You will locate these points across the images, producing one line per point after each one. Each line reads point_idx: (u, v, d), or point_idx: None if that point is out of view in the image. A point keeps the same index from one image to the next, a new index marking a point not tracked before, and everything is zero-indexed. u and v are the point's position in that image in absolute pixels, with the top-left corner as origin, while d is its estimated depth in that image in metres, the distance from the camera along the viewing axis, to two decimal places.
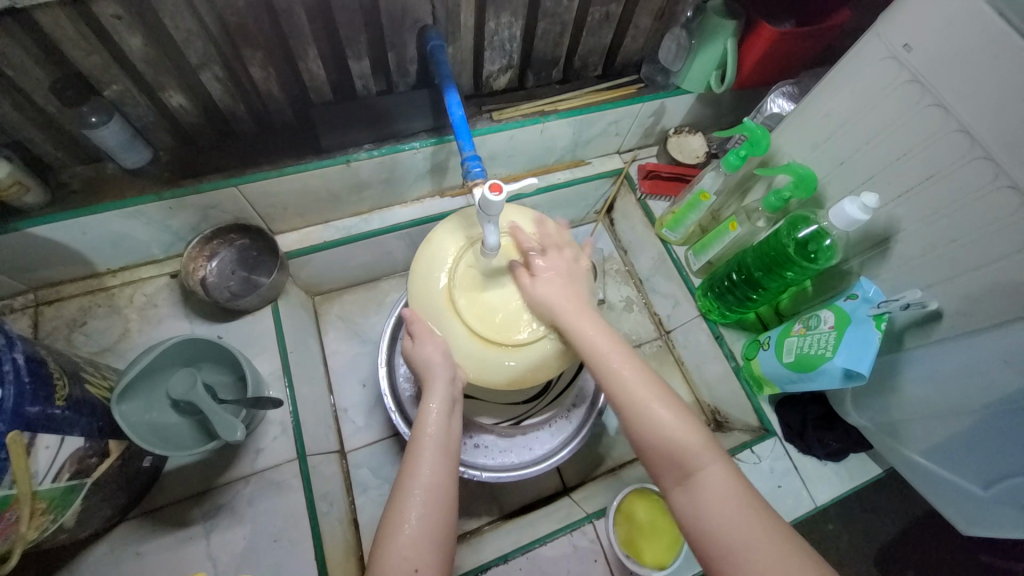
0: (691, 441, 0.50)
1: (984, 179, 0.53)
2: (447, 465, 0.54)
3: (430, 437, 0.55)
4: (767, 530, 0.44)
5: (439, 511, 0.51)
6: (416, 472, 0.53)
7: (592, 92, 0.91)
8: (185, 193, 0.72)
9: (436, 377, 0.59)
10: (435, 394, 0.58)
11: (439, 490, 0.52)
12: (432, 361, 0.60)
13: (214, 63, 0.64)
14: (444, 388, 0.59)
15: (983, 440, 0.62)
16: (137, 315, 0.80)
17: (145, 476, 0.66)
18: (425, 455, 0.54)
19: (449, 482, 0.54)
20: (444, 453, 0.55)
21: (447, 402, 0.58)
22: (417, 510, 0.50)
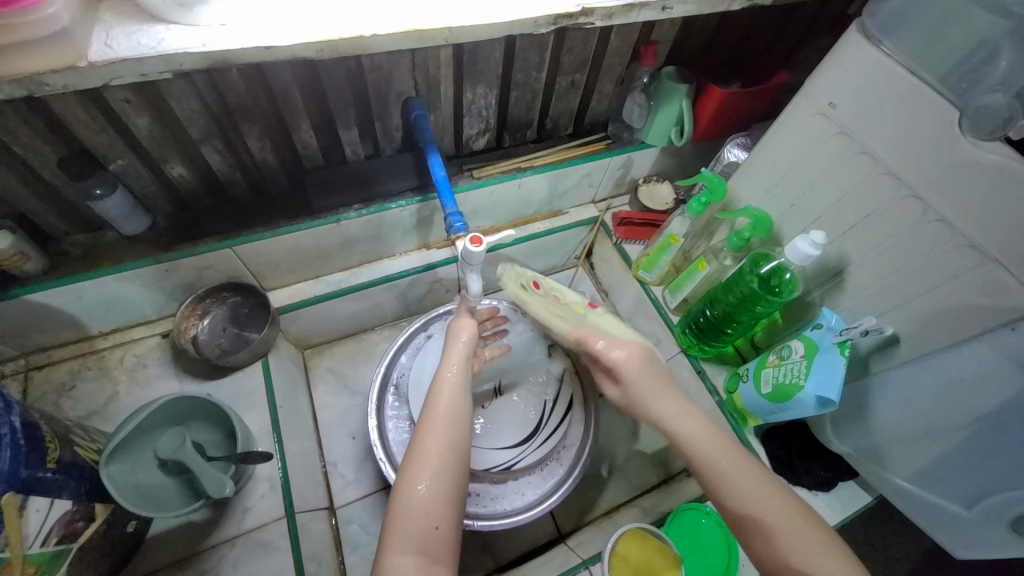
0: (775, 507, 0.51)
1: (916, 214, 0.59)
2: (462, 426, 0.57)
3: (447, 402, 0.58)
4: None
5: (450, 466, 0.53)
6: (432, 439, 0.55)
7: (565, 149, 0.99)
8: (181, 256, 0.75)
9: (455, 354, 0.66)
10: (453, 365, 0.63)
11: (454, 450, 0.55)
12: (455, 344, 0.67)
13: (215, 137, 0.70)
14: (462, 363, 0.65)
15: (958, 458, 0.65)
16: (127, 377, 0.80)
17: (128, 542, 0.65)
18: (441, 418, 0.57)
19: (463, 453, 0.55)
20: (459, 423, 0.57)
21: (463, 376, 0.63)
22: (432, 464, 0.52)
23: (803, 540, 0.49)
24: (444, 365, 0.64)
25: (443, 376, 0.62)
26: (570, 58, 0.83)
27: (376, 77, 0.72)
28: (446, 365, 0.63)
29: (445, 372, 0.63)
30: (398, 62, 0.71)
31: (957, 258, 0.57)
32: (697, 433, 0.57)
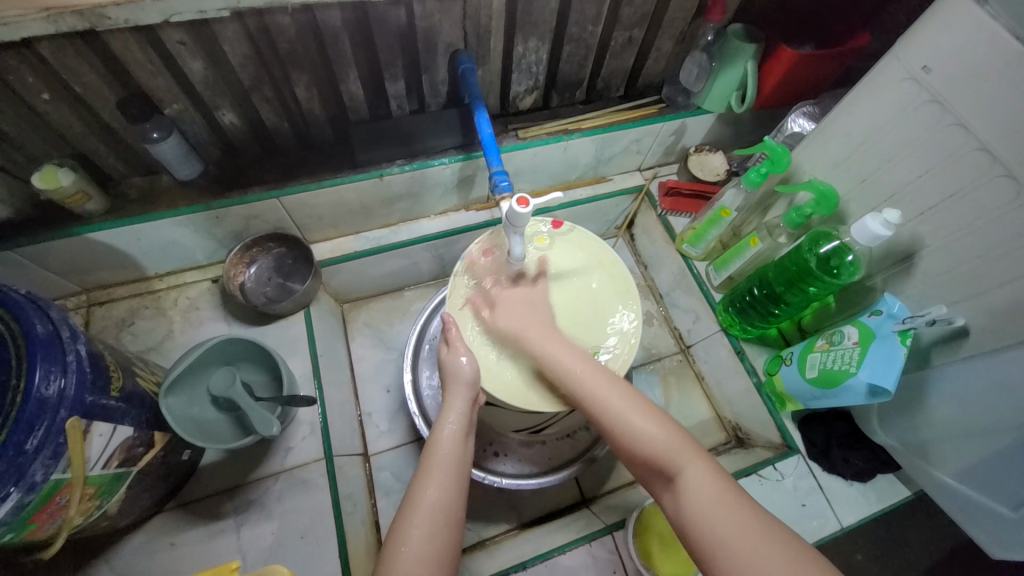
0: (666, 442, 0.53)
1: (1007, 196, 0.54)
2: (457, 483, 0.57)
3: (443, 455, 0.59)
4: (726, 506, 0.47)
5: (442, 524, 0.54)
6: (424, 492, 0.56)
7: (615, 112, 0.94)
8: (230, 204, 0.77)
9: (456, 400, 0.63)
10: (452, 411, 0.63)
11: (445, 508, 0.55)
12: (460, 371, 0.65)
13: (264, 85, 0.70)
14: (463, 406, 0.63)
15: (1016, 460, 0.61)
16: (180, 318, 0.84)
17: (183, 469, 0.70)
18: (436, 473, 0.57)
19: (456, 506, 0.56)
20: (454, 475, 0.58)
21: (464, 423, 0.62)
22: (423, 527, 0.53)
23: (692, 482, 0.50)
24: (443, 416, 0.62)
25: (441, 426, 0.61)
26: (629, 11, 0.77)
27: (425, 26, 0.69)
28: (446, 411, 0.63)
29: (443, 423, 0.62)
30: (449, 12, 0.68)
31: None
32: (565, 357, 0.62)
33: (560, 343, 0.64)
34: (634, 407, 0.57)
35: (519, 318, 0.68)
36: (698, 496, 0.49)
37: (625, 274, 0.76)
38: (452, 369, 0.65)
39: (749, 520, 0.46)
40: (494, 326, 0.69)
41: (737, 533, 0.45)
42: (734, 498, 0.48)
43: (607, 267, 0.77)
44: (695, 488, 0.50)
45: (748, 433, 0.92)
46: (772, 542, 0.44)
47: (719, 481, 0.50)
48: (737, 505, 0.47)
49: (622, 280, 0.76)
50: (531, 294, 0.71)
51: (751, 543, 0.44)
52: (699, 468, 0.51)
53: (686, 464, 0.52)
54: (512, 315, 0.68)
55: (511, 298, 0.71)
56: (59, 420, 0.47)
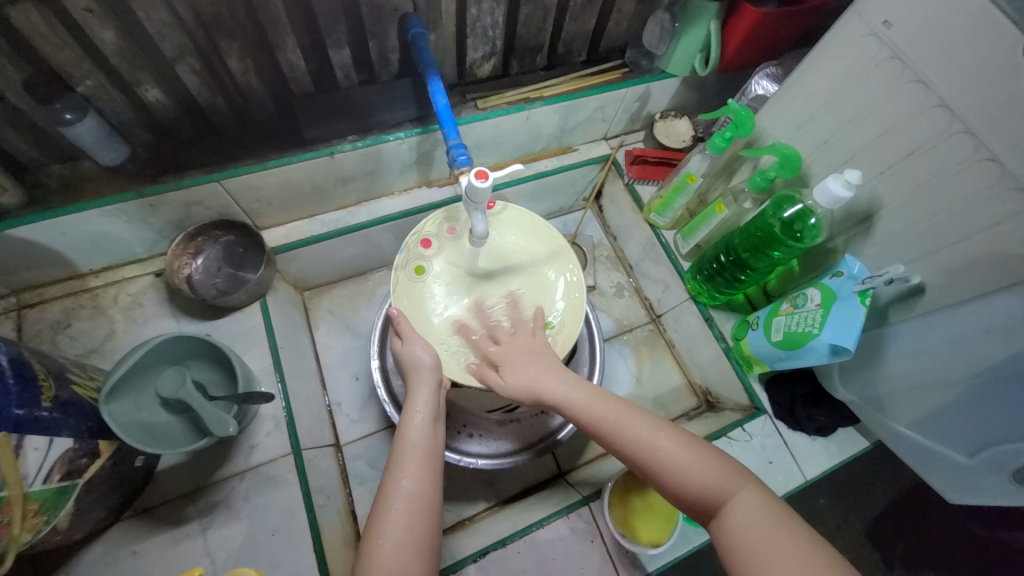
0: (714, 473, 0.49)
1: (964, 153, 0.54)
2: (431, 472, 0.57)
3: (413, 446, 0.58)
4: (791, 537, 0.42)
5: (421, 513, 0.53)
6: (396, 485, 0.55)
7: (577, 78, 0.90)
8: (165, 190, 0.70)
9: (420, 387, 0.62)
10: (417, 400, 0.61)
11: (421, 498, 0.54)
12: (420, 357, 0.63)
13: (190, 55, 0.63)
14: (429, 394, 0.62)
15: (968, 409, 0.64)
16: (123, 316, 0.78)
17: (139, 475, 0.66)
18: (408, 464, 0.56)
19: (432, 491, 0.56)
20: (426, 463, 0.57)
21: (432, 410, 0.61)
22: (400, 520, 0.52)
23: (750, 519, 0.44)
24: (409, 406, 0.61)
25: (409, 416, 0.60)
26: None
27: None
28: (411, 400, 0.61)
29: (410, 412, 0.61)
30: None
31: (999, 203, 0.52)
32: (590, 401, 0.56)
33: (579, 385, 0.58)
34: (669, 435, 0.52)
35: (530, 371, 0.61)
36: (746, 529, 0.44)
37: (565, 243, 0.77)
38: (410, 360, 0.64)
39: (797, 545, 0.42)
40: (506, 391, 0.61)
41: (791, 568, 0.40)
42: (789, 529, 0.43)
43: (543, 236, 0.77)
44: (742, 521, 0.45)
45: (718, 397, 0.94)
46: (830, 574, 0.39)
47: (769, 506, 0.45)
48: (785, 533, 0.43)
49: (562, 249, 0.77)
50: (534, 342, 0.65)
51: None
52: (745, 497, 0.46)
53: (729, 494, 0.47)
54: (515, 375, 0.61)
55: (514, 350, 0.65)
56: None
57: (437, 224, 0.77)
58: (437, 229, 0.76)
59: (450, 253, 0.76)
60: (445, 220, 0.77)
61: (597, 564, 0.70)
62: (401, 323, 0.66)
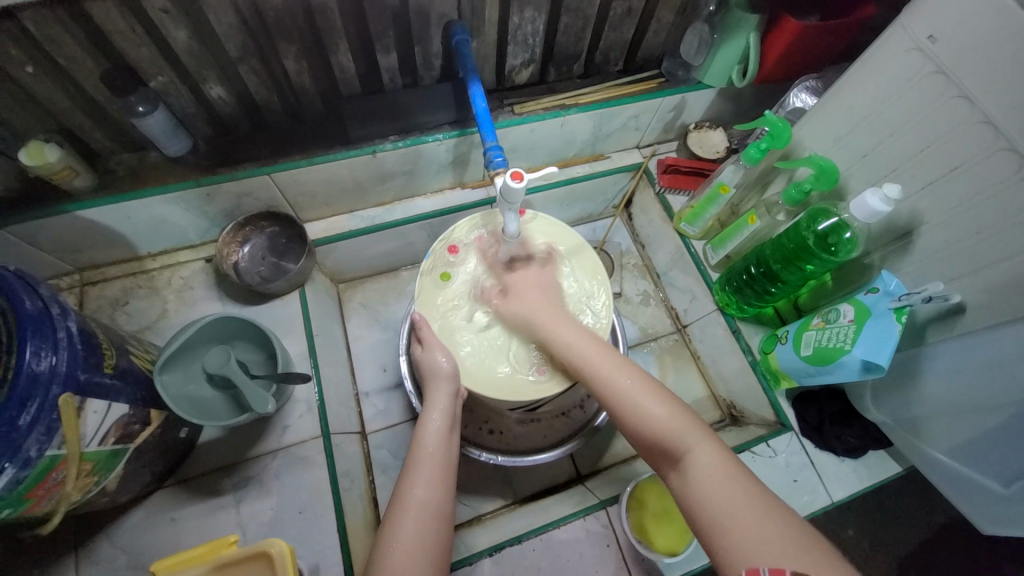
0: (679, 427, 0.55)
1: (1010, 171, 0.53)
2: (442, 479, 0.60)
3: (429, 453, 0.62)
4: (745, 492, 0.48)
5: (430, 517, 0.56)
6: (410, 489, 0.58)
7: (613, 87, 0.92)
8: (221, 180, 0.76)
9: (438, 395, 0.66)
10: (434, 407, 0.66)
11: (433, 505, 0.58)
12: (438, 367, 0.67)
13: (252, 57, 0.68)
14: (445, 402, 0.66)
15: (1008, 436, 0.62)
16: (175, 297, 0.84)
17: (181, 446, 0.70)
18: (422, 470, 0.60)
19: (441, 499, 0.59)
20: (439, 470, 0.61)
21: (448, 418, 0.65)
22: (413, 523, 0.55)
23: (706, 480, 0.50)
24: (427, 412, 0.65)
25: (425, 421, 0.65)
26: None
27: None
28: (428, 407, 0.66)
29: (426, 418, 0.65)
30: None
31: None
32: (582, 352, 0.63)
33: (571, 326, 0.66)
34: (645, 394, 0.58)
35: (534, 303, 0.70)
36: (703, 476, 0.50)
37: (597, 258, 0.77)
38: (430, 365, 0.68)
39: (748, 499, 0.47)
40: (508, 314, 0.71)
41: (734, 511, 0.46)
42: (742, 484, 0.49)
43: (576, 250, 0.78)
44: (698, 469, 0.51)
45: (742, 411, 0.92)
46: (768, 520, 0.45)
47: (722, 459, 0.51)
48: (740, 489, 0.48)
49: (594, 265, 0.77)
50: (545, 278, 0.73)
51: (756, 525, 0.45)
52: (703, 450, 0.52)
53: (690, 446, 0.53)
54: (523, 291, 0.71)
55: (527, 281, 0.73)
56: (50, 396, 0.47)
57: (466, 232, 0.79)
58: (466, 236, 0.79)
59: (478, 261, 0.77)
60: (476, 227, 0.79)
61: (612, 568, 0.70)
62: (422, 329, 0.70)
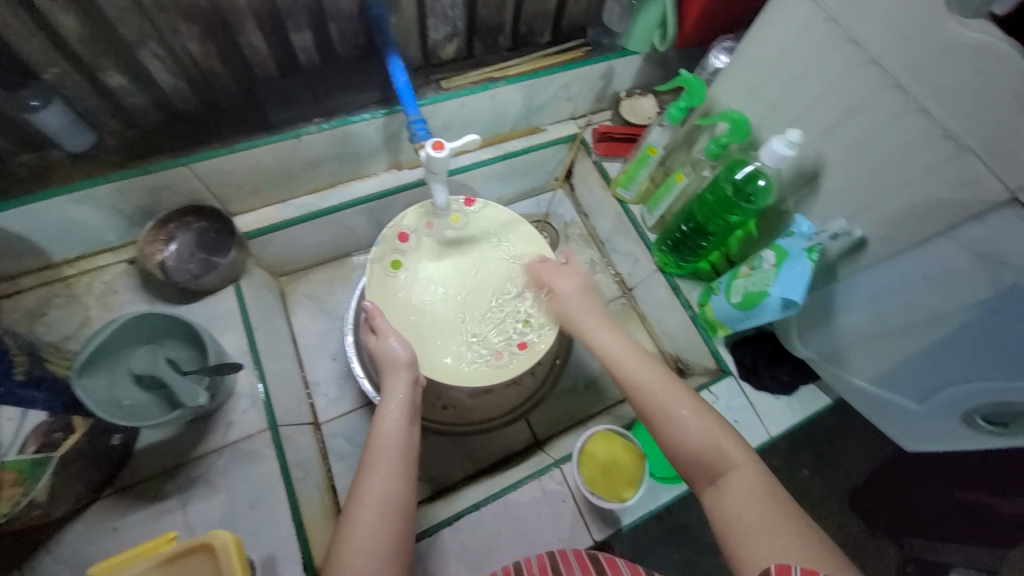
0: (714, 443, 0.53)
1: (896, 107, 0.56)
2: (404, 475, 0.57)
3: (387, 442, 0.59)
4: (777, 514, 0.46)
5: (391, 514, 0.53)
6: (368, 485, 0.55)
7: (540, 57, 0.93)
8: (134, 174, 0.72)
9: (397, 386, 0.65)
10: (394, 396, 0.64)
11: (392, 500, 0.55)
12: (395, 353, 0.68)
13: (152, 40, 0.64)
14: (405, 390, 0.66)
15: (918, 356, 0.67)
16: (97, 303, 0.79)
17: (117, 454, 0.67)
18: (383, 465, 0.57)
19: (404, 493, 0.56)
20: (401, 465, 0.58)
21: (407, 407, 0.63)
22: (370, 517, 0.52)
23: (744, 501, 0.48)
24: (386, 403, 0.64)
25: (383, 409, 0.63)
26: None
27: None
28: (388, 395, 0.64)
29: (386, 406, 0.63)
30: None
31: (930, 152, 0.55)
32: (622, 358, 0.63)
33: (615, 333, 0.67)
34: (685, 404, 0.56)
35: (577, 301, 0.73)
36: (736, 492, 0.49)
37: (531, 231, 0.85)
38: (386, 355, 0.69)
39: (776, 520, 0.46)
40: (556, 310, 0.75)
41: (770, 530, 0.45)
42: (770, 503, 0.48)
43: (515, 234, 0.84)
44: (735, 487, 0.50)
45: (688, 363, 0.96)
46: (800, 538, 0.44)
47: (762, 484, 0.50)
48: (773, 508, 0.47)
49: (528, 238, 0.84)
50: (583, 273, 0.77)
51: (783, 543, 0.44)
52: (744, 471, 0.51)
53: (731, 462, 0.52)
54: (571, 296, 0.74)
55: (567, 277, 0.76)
56: None
57: (415, 219, 0.82)
58: (415, 224, 0.83)
59: (427, 251, 0.82)
60: (424, 214, 0.83)
61: (569, 522, 0.72)
62: (375, 319, 0.71)
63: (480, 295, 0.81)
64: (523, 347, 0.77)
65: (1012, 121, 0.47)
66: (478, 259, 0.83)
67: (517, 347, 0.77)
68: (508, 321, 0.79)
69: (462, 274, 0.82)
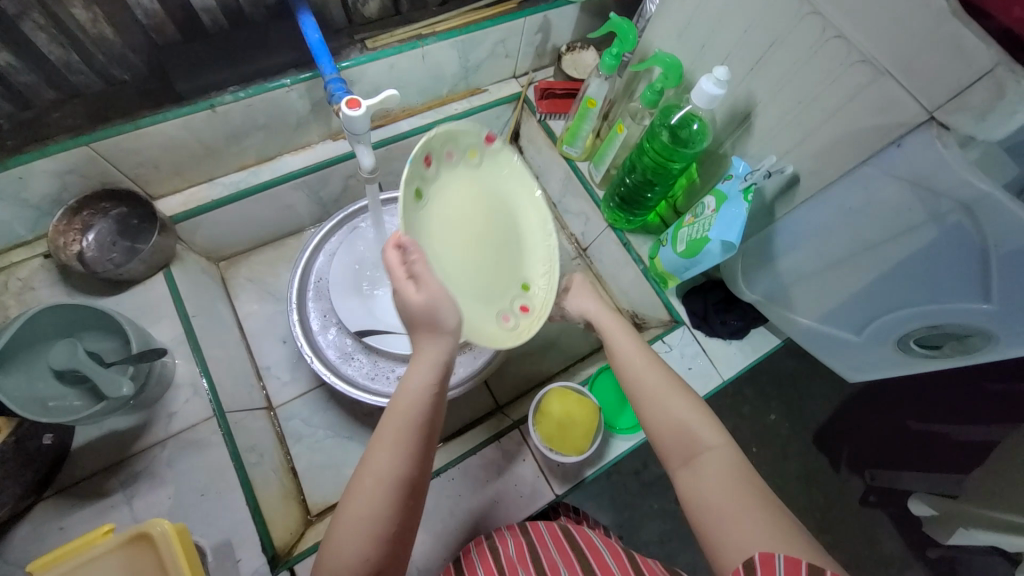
0: (705, 432, 0.51)
1: (815, 35, 0.55)
2: (420, 454, 0.48)
3: (406, 419, 0.49)
4: (754, 507, 0.44)
5: (399, 500, 0.46)
6: (375, 465, 0.47)
7: (469, 12, 0.88)
8: (30, 159, 0.66)
9: (427, 350, 0.52)
10: (420, 361, 0.52)
11: (403, 484, 0.47)
12: (430, 303, 0.51)
13: (31, 9, 0.58)
14: (435, 355, 0.53)
15: (854, 288, 0.68)
16: (14, 301, 0.74)
17: (51, 455, 0.64)
18: (397, 443, 0.47)
19: (415, 477, 0.48)
20: (417, 445, 0.48)
21: (436, 376, 0.51)
22: (377, 504, 0.45)
23: (723, 487, 0.46)
24: (411, 370, 0.52)
25: (408, 377, 0.51)
26: None
27: None
28: (415, 359, 0.52)
29: (410, 374, 0.52)
30: None
31: (853, 77, 0.54)
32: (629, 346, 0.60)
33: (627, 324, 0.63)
34: (673, 389, 0.55)
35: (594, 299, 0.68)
36: (716, 479, 0.47)
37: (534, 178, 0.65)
38: (415, 309, 0.52)
39: (750, 514, 0.44)
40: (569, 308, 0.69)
41: (744, 519, 0.44)
42: (750, 497, 0.45)
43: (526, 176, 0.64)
44: (711, 474, 0.48)
45: (643, 318, 0.97)
46: (780, 531, 0.42)
47: (740, 473, 0.47)
48: (753, 497, 0.45)
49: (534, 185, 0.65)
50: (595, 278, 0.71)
51: (760, 536, 0.42)
52: (727, 457, 0.49)
53: (708, 444, 0.50)
54: (588, 296, 0.68)
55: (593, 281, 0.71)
56: None
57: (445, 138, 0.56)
58: (438, 141, 0.55)
59: (442, 176, 0.57)
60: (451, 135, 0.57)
61: (530, 479, 0.73)
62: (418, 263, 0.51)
63: (496, 243, 0.62)
64: (526, 310, 0.62)
65: (925, 37, 0.47)
66: (496, 199, 0.62)
67: (522, 308, 0.61)
68: (509, 277, 0.62)
69: (472, 214, 0.60)
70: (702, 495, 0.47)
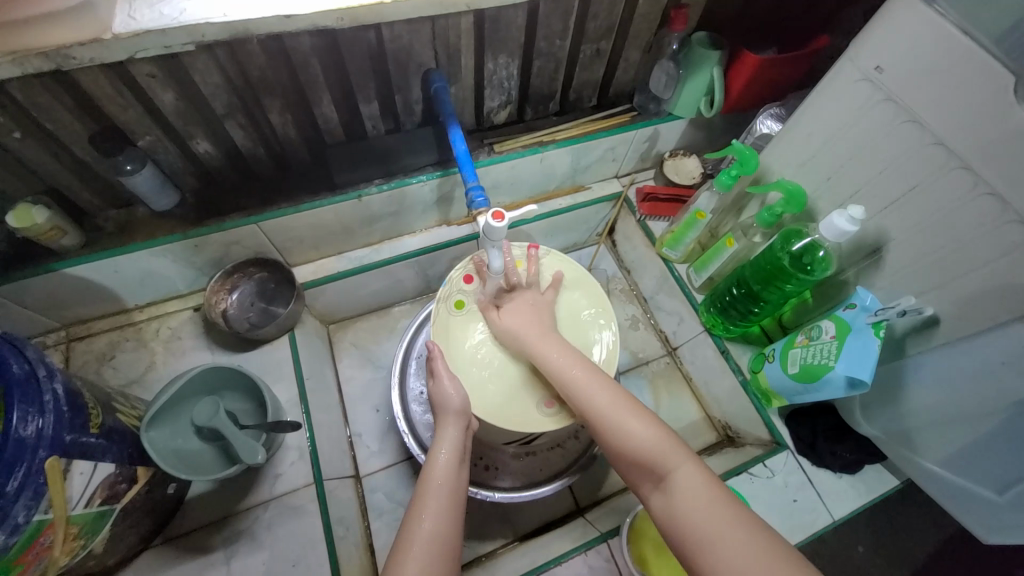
0: (661, 445, 0.55)
1: (966, 188, 0.55)
2: (453, 515, 0.58)
3: (437, 485, 0.60)
4: (736, 514, 0.48)
5: (440, 552, 0.54)
6: (419, 521, 0.56)
7: (587, 122, 0.95)
8: (209, 232, 0.76)
9: (450, 429, 0.65)
10: (444, 440, 0.64)
11: (442, 539, 0.55)
12: (451, 400, 0.66)
13: (238, 112, 0.69)
14: (456, 435, 0.65)
15: (997, 446, 0.62)
16: (163, 348, 0.83)
17: (169, 503, 0.69)
18: (433, 502, 0.58)
19: (451, 535, 0.56)
20: (450, 505, 0.59)
21: (457, 450, 0.63)
22: (422, 557, 0.53)
23: (699, 506, 0.49)
24: (437, 444, 0.64)
25: (434, 454, 0.63)
26: (595, 24, 0.79)
27: (395, 49, 0.70)
28: (439, 439, 0.64)
29: (437, 450, 0.63)
30: (419, 33, 0.69)
31: (1007, 234, 0.53)
32: (563, 361, 0.64)
33: (561, 349, 0.66)
34: (626, 412, 0.59)
35: (522, 321, 0.71)
36: (687, 494, 0.51)
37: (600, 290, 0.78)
38: (441, 400, 0.67)
39: (728, 520, 0.48)
40: (497, 327, 0.73)
41: (720, 528, 0.47)
42: (720, 499, 0.50)
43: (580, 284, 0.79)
44: (683, 489, 0.51)
45: (737, 431, 0.93)
46: (765, 543, 0.45)
47: (706, 479, 0.52)
48: (720, 503, 0.49)
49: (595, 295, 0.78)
50: (540, 298, 0.74)
51: (739, 541, 0.46)
52: (688, 469, 0.53)
53: (675, 465, 0.53)
54: (515, 315, 0.72)
55: (519, 301, 0.73)
56: (37, 460, 0.45)
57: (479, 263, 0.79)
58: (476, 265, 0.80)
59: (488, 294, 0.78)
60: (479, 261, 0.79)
61: None
62: (435, 360, 0.69)
63: None
64: None
65: None
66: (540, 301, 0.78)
67: None
68: None
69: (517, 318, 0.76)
70: (681, 508, 0.50)
